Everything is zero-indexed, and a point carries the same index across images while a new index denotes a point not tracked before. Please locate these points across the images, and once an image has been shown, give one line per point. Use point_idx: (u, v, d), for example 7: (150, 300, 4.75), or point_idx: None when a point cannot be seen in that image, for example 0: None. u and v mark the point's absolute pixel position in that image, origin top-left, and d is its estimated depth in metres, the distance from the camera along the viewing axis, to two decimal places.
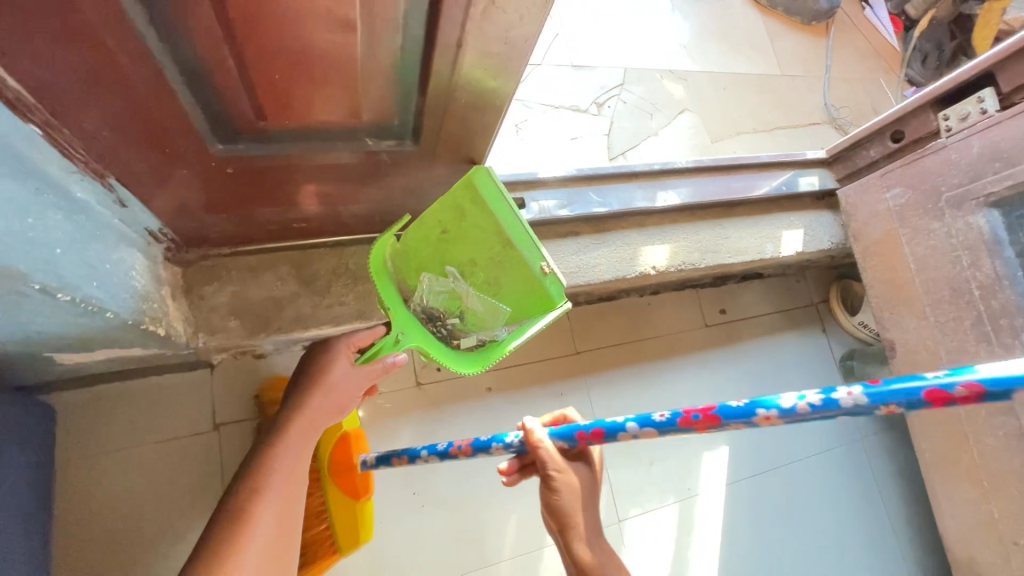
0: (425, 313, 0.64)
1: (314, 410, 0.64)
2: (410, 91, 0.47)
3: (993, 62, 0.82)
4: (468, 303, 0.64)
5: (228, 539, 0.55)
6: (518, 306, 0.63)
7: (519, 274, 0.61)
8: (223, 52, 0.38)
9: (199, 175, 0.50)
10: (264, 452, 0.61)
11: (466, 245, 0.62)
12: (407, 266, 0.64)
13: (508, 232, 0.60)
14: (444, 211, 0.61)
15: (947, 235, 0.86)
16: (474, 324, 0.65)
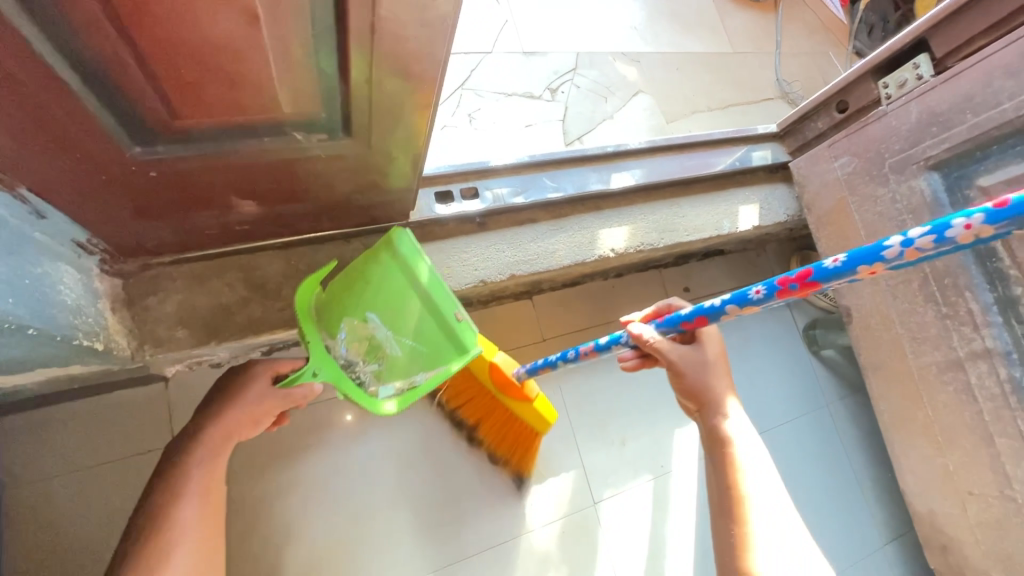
0: (343, 358, 0.60)
1: (231, 423, 0.60)
2: (333, 82, 0.46)
3: (926, 28, 0.83)
4: (388, 352, 0.62)
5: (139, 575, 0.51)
6: (437, 355, 0.63)
7: (438, 323, 0.63)
8: (120, 50, 0.36)
9: (119, 181, 0.48)
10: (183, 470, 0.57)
11: (388, 292, 0.63)
12: (326, 311, 0.61)
13: (429, 282, 0.63)
14: (369, 265, 0.64)
15: (893, 200, 0.88)
16: (393, 375, 0.61)
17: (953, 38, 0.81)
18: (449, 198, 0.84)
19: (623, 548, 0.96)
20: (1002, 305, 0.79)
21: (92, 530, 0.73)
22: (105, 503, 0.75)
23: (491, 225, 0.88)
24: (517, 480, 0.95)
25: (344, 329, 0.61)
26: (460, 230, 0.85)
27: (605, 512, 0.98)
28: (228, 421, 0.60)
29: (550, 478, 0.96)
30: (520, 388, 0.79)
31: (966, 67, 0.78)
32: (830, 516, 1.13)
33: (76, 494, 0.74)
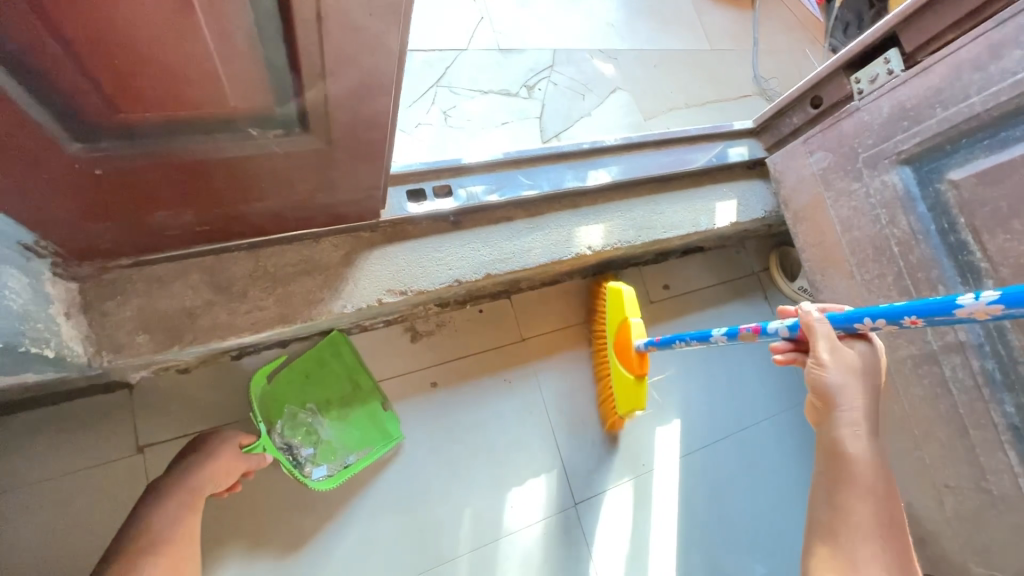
0: (284, 445, 0.82)
1: (208, 474, 0.68)
2: (285, 75, 0.44)
3: (896, 23, 0.83)
4: (322, 435, 0.86)
5: None
6: (365, 439, 0.87)
7: (364, 409, 0.89)
8: (48, 41, 0.34)
9: (63, 180, 0.46)
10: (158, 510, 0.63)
11: (329, 386, 0.88)
12: (268, 403, 0.83)
13: (362, 375, 0.89)
14: (310, 361, 0.87)
15: (867, 195, 0.88)
16: (325, 459, 0.84)
17: (923, 32, 0.81)
18: (422, 196, 0.83)
19: (605, 549, 0.96)
20: None
21: (54, 543, 0.71)
22: (67, 515, 0.72)
23: (466, 223, 0.86)
24: (497, 483, 0.93)
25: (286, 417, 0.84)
26: (433, 229, 0.84)
27: (586, 514, 0.97)
28: (208, 469, 0.68)
29: (530, 480, 0.95)
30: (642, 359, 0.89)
31: (935, 62, 0.78)
32: None
33: (36, 506, 0.71)
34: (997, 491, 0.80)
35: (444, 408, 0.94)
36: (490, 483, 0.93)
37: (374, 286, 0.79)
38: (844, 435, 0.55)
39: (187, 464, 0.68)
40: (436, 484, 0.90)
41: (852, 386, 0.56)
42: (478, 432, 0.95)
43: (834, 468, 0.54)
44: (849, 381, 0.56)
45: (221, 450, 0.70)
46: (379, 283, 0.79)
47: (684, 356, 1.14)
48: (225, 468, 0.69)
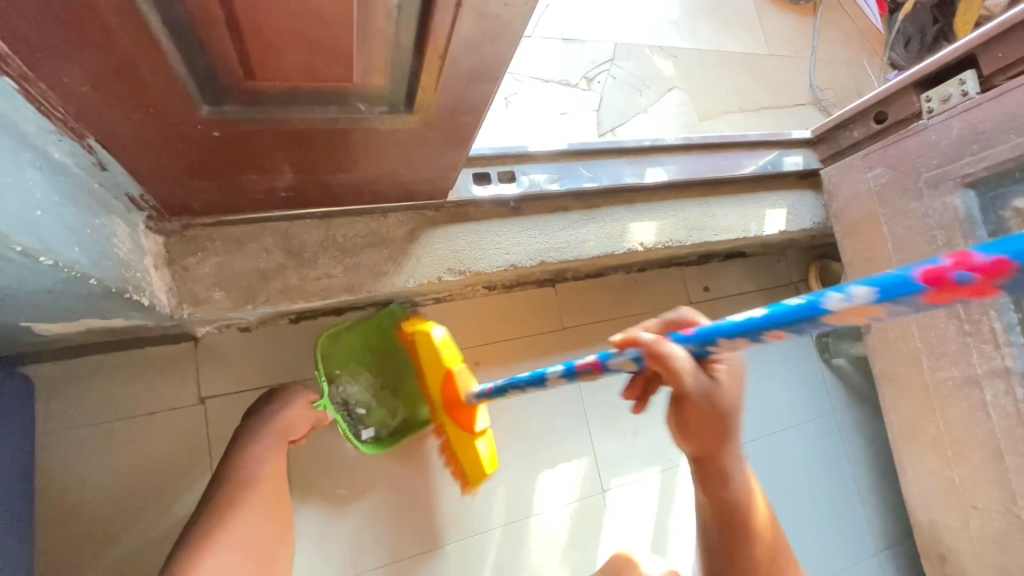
0: (343, 400, 0.86)
1: (285, 422, 0.73)
2: (406, 54, 0.47)
3: (976, 44, 0.83)
4: (375, 399, 0.89)
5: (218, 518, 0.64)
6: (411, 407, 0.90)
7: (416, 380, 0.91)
8: (211, 8, 0.37)
9: (184, 138, 0.49)
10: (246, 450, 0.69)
11: (389, 350, 0.90)
12: (335, 356, 0.85)
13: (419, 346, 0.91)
14: (373, 326, 0.88)
15: (925, 214, 0.89)
16: (376, 420, 0.88)
17: (1003, 57, 0.81)
18: (486, 180, 0.84)
19: (627, 535, 0.99)
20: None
21: (119, 480, 0.75)
22: (131, 456, 0.76)
23: (524, 211, 0.88)
24: (530, 463, 0.96)
25: (345, 376, 0.87)
26: (494, 214, 0.86)
27: (612, 500, 0.99)
28: (287, 419, 0.73)
29: (561, 463, 0.98)
30: (468, 407, 0.77)
31: (1013, 86, 0.78)
32: (826, 522, 1.15)
33: (102, 446, 0.75)
34: None
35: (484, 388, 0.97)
36: (522, 464, 0.96)
37: (435, 263, 0.81)
38: (731, 484, 0.51)
39: (266, 412, 0.73)
40: None
41: (712, 428, 0.46)
42: (513, 414, 0.97)
43: (728, 530, 0.52)
44: (705, 424, 0.46)
45: (296, 400, 0.75)
46: (440, 261, 0.82)
47: None
48: (302, 415, 0.75)
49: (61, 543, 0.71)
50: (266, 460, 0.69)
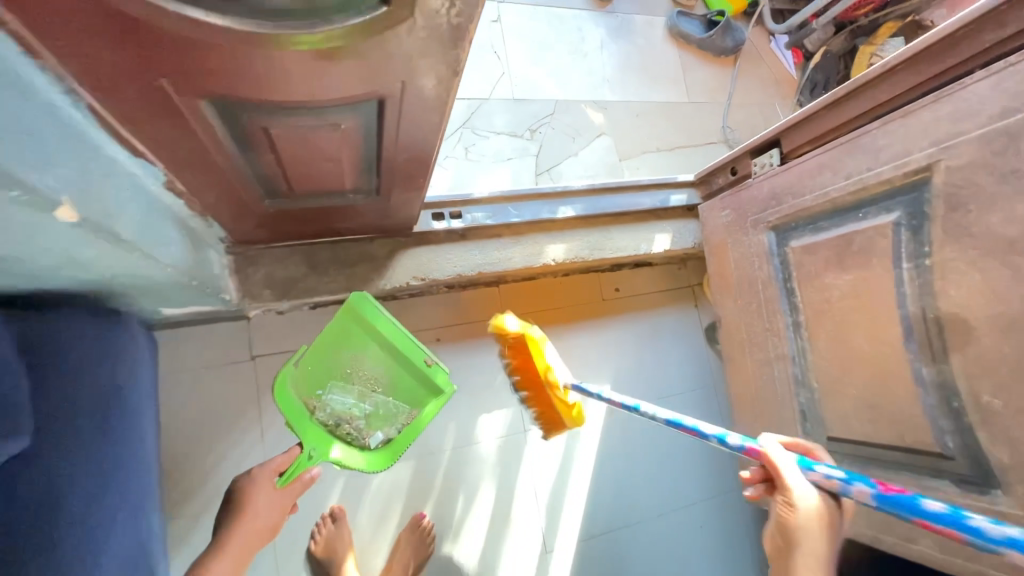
0: (332, 421, 1.01)
1: (254, 516, 0.98)
2: (371, 178, 0.87)
3: (779, 132, 1.17)
4: (363, 408, 1.04)
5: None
6: (399, 395, 1.06)
7: (391, 369, 1.05)
8: (274, 173, 0.78)
9: (253, 214, 0.91)
10: (219, 541, 0.96)
11: (353, 342, 1.02)
12: (308, 387, 1.01)
13: (379, 328, 1.01)
14: (330, 335, 1.01)
15: (748, 246, 1.27)
16: (376, 424, 1.05)
17: (792, 143, 1.16)
18: (442, 217, 1.24)
19: (540, 461, 1.41)
20: (794, 326, 1.17)
21: (202, 406, 1.19)
22: (210, 390, 1.20)
23: (471, 236, 1.29)
24: (472, 409, 1.39)
25: (323, 402, 1.02)
26: (447, 239, 1.27)
27: (531, 437, 1.42)
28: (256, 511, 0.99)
29: (494, 410, 1.40)
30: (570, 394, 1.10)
31: (792, 166, 1.14)
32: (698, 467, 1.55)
33: (193, 383, 1.20)
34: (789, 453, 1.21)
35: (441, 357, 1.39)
36: (465, 410, 1.38)
37: (405, 273, 1.23)
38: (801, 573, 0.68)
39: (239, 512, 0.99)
40: None
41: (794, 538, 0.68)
42: (461, 375, 1.39)
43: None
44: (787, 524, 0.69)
45: (259, 493, 1.00)
46: (408, 272, 1.23)
47: (621, 342, 1.55)
48: (267, 502, 1.00)
49: (171, 440, 1.16)
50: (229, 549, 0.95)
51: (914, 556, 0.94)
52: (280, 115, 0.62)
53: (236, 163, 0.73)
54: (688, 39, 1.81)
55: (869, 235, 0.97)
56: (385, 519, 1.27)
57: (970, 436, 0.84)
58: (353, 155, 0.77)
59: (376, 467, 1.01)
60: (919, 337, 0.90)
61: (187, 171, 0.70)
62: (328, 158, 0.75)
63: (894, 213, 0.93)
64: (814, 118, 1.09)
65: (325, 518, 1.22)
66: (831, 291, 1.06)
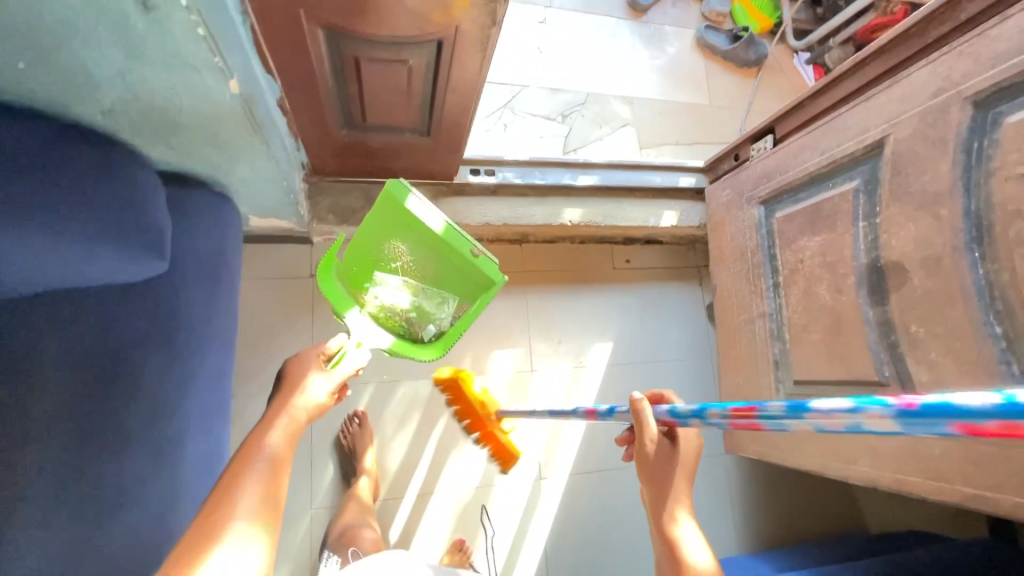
0: (385, 311, 1.11)
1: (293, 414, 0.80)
2: (426, 120, 1.12)
3: (774, 119, 1.37)
4: (412, 292, 1.12)
5: (223, 496, 0.64)
6: (444, 280, 1.12)
7: (434, 255, 1.09)
8: (355, 105, 1.04)
9: (333, 143, 1.17)
10: (257, 438, 0.74)
11: (393, 232, 1.08)
12: (358, 278, 1.12)
13: (409, 218, 1.05)
14: (372, 225, 1.07)
15: (742, 219, 1.44)
16: (423, 315, 1.12)
17: (783, 129, 1.35)
18: (478, 173, 1.48)
19: (544, 398, 1.60)
20: (774, 287, 1.33)
21: (270, 308, 1.46)
22: (276, 297, 1.47)
23: (500, 193, 1.51)
24: (488, 345, 1.60)
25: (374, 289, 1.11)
26: (481, 193, 1.50)
27: (537, 376, 1.61)
28: (291, 412, 0.80)
29: (508, 348, 1.61)
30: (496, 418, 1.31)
31: (781, 148, 1.32)
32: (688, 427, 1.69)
33: (264, 289, 1.47)
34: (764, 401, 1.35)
35: None
36: (482, 345, 1.59)
37: None
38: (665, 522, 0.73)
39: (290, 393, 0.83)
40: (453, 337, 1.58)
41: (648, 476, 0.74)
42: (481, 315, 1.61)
43: None
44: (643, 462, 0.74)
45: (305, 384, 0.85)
46: (446, 215, 1.46)
47: (626, 307, 1.74)
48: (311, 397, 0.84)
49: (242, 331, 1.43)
50: (273, 446, 0.74)
51: (853, 476, 1.08)
52: (370, 49, 0.87)
53: (331, 92, 0.99)
54: (714, 50, 2.01)
55: (834, 201, 1.14)
56: (405, 424, 1.50)
57: (901, 364, 0.99)
58: (416, 96, 1.02)
59: (434, 355, 1.10)
60: (868, 284, 1.06)
61: (298, 93, 0.97)
62: (397, 95, 1.00)
63: (855, 180, 1.10)
64: (804, 106, 1.27)
65: (351, 419, 1.45)
66: (803, 252, 1.22)
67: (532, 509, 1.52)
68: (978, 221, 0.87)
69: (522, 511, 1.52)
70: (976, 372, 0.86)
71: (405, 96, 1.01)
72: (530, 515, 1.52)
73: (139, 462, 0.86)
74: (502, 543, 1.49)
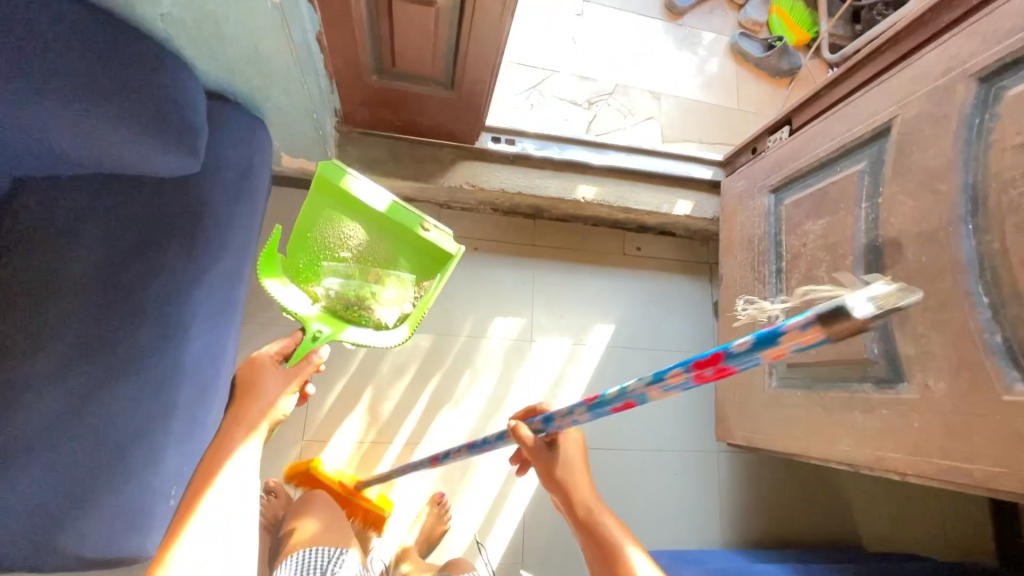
0: (343, 303, 1.10)
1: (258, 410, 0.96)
2: (450, 71, 1.20)
3: (791, 110, 1.39)
4: (366, 275, 1.13)
5: (184, 515, 0.86)
6: (396, 256, 1.16)
7: (381, 232, 1.14)
8: (385, 46, 1.12)
9: (363, 88, 1.26)
10: (222, 446, 0.93)
11: (336, 216, 1.11)
12: (307, 270, 1.11)
13: (350, 195, 1.09)
14: (313, 213, 1.10)
15: (753, 208, 1.45)
16: (384, 299, 1.13)
17: (799, 119, 1.37)
18: (498, 140, 1.55)
19: (539, 370, 1.62)
20: (776, 272, 1.32)
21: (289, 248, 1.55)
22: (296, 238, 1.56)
23: (518, 163, 1.57)
24: (490, 311, 1.64)
25: (326, 280, 1.11)
26: (500, 160, 1.56)
27: (535, 348, 1.64)
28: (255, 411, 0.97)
29: (509, 316, 1.65)
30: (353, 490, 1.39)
31: (796, 136, 1.34)
32: (682, 418, 1.67)
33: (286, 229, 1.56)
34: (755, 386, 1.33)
35: (475, 263, 1.67)
36: (484, 309, 1.64)
37: (460, 178, 1.52)
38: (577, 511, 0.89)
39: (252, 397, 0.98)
40: (457, 298, 1.63)
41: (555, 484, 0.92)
42: (487, 282, 1.66)
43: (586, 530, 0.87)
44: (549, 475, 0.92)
45: (268, 384, 0.99)
46: (463, 177, 1.53)
47: (632, 293, 1.75)
48: (273, 396, 0.97)
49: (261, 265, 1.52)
50: (233, 455, 0.92)
51: (835, 457, 1.07)
52: None
53: (365, 30, 1.07)
54: (747, 58, 2.04)
55: (840, 183, 1.15)
56: (403, 374, 1.54)
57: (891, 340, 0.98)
58: (442, 41, 1.10)
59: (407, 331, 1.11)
60: (866, 262, 1.06)
61: (334, 27, 1.06)
62: (424, 38, 1.08)
63: (862, 162, 1.11)
64: (822, 94, 1.29)
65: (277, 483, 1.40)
66: (807, 236, 1.23)
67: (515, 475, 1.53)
68: (975, 195, 0.88)
69: (505, 475, 1.53)
70: (961, 342, 0.86)
71: (432, 40, 1.09)
72: (512, 479, 1.53)
73: (147, 334, 0.94)
74: (482, 503, 1.50)
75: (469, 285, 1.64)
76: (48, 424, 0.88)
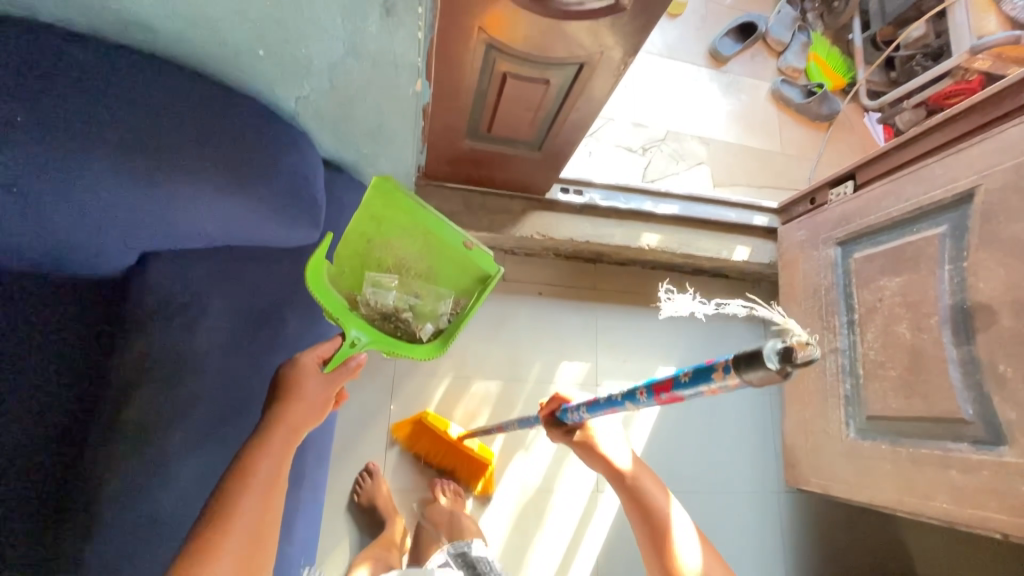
0: (381, 313, 1.05)
1: (292, 419, 0.91)
2: (542, 135, 1.24)
3: (855, 166, 1.45)
4: (403, 290, 1.09)
5: (216, 520, 0.79)
6: (433, 271, 1.11)
7: (423, 246, 1.10)
8: (486, 114, 1.17)
9: (453, 149, 1.30)
10: (259, 451, 0.86)
11: (381, 228, 1.08)
12: (349, 278, 1.06)
13: (400, 207, 1.05)
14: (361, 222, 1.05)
15: (817, 258, 1.50)
16: (422, 316, 1.08)
17: (865, 175, 1.42)
18: (567, 192, 1.59)
19: None
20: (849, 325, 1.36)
21: None
22: None
23: (584, 213, 1.62)
24: (556, 355, 1.67)
25: (366, 290, 1.06)
26: (568, 210, 1.60)
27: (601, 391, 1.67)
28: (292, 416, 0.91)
29: (574, 360, 1.68)
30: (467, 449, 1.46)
31: (862, 191, 1.39)
32: (744, 459, 1.69)
33: None
34: (830, 433, 1.36)
35: (540, 308, 1.70)
36: (550, 354, 1.67)
37: (531, 227, 1.56)
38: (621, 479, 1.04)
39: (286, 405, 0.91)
40: (523, 343, 1.66)
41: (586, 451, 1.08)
42: (552, 327, 1.69)
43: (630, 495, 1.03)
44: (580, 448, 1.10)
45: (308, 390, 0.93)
46: (534, 227, 1.56)
47: (689, 336, 1.79)
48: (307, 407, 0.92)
49: None
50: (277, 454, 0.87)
51: (929, 512, 1.11)
52: (519, 65, 1.00)
53: (470, 102, 1.12)
54: (788, 103, 2.12)
55: (918, 245, 1.20)
56: (475, 419, 1.56)
57: (988, 402, 1.03)
58: (542, 111, 1.14)
59: (442, 346, 1.03)
60: (954, 324, 1.10)
61: (442, 99, 1.10)
62: (527, 108, 1.13)
63: (942, 226, 1.16)
64: (890, 154, 1.35)
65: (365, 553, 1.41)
66: (882, 291, 1.27)
67: (587, 519, 1.55)
68: None
69: (577, 521, 1.55)
70: None
71: (534, 110, 1.13)
72: (585, 524, 1.55)
73: None
74: (556, 549, 1.52)
75: (534, 330, 1.68)
76: (190, 496, 0.91)
